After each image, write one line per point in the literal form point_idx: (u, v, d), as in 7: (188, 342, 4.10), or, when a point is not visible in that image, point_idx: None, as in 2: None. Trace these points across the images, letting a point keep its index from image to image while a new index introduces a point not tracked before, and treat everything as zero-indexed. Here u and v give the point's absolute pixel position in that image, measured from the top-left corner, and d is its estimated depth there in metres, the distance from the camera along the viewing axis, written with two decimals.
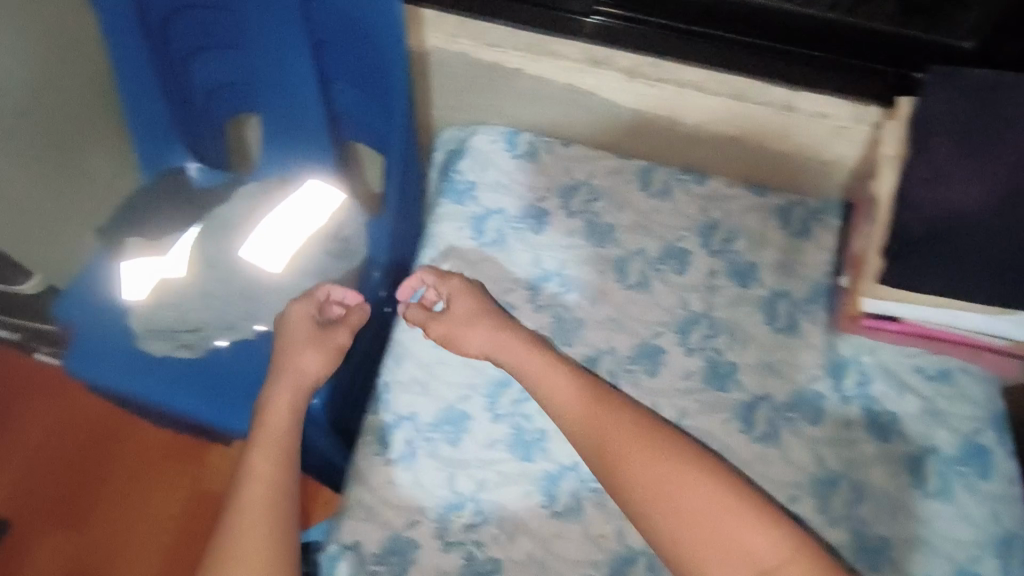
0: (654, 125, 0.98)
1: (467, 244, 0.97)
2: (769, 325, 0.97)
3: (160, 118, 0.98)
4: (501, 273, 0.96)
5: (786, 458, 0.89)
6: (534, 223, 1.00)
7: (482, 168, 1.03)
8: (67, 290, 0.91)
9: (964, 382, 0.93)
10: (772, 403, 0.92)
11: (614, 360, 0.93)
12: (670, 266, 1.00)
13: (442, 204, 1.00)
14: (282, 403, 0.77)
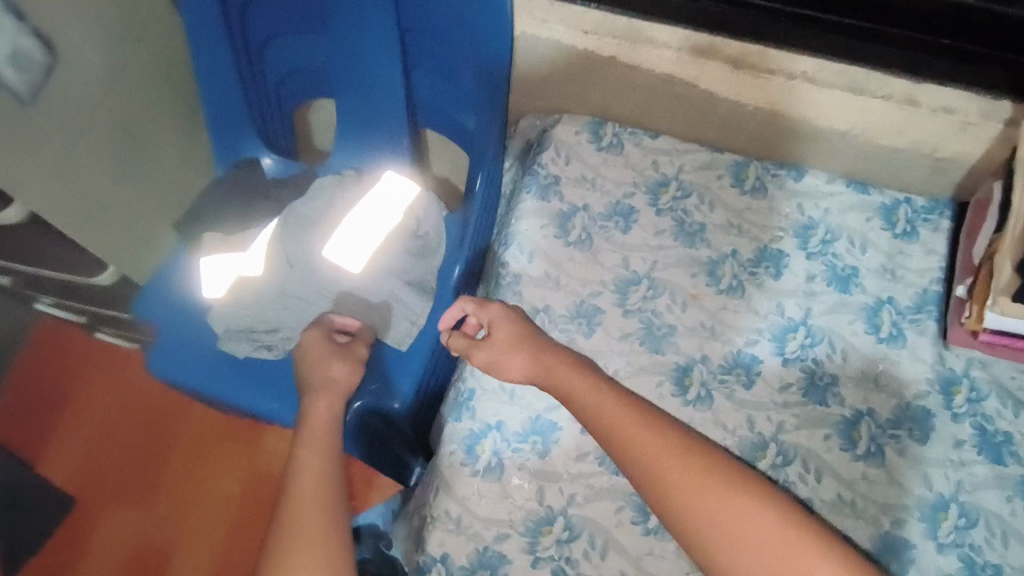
0: (754, 119, 0.91)
1: (551, 243, 0.93)
2: (872, 334, 0.91)
3: (238, 108, 0.95)
4: (587, 275, 0.92)
5: (890, 477, 0.84)
6: (621, 222, 0.95)
7: (565, 160, 0.97)
8: (144, 289, 0.96)
9: None
10: (875, 420, 0.87)
11: (707, 370, 0.88)
12: (765, 269, 0.94)
13: (524, 199, 0.96)
14: (319, 407, 0.74)
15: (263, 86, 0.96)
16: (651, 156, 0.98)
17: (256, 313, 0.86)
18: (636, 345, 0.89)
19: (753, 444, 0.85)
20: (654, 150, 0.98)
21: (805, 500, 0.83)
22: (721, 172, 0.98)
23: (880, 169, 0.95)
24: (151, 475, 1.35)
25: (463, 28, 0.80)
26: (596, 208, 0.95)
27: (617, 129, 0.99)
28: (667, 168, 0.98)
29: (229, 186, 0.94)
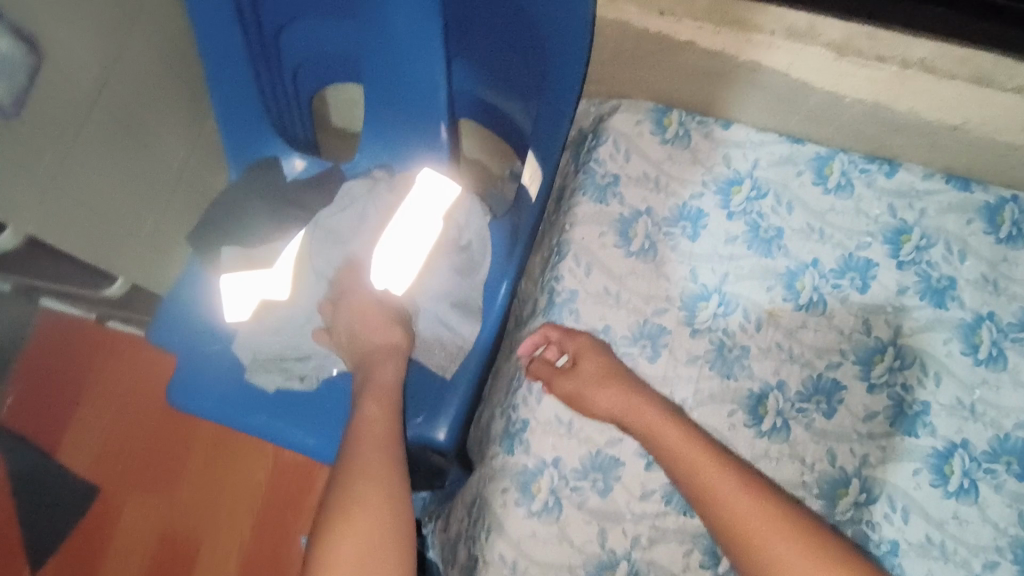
0: (851, 112, 0.82)
1: (611, 251, 0.84)
2: (969, 355, 0.80)
3: (257, 105, 0.86)
4: (649, 288, 0.83)
5: (984, 516, 0.75)
6: (689, 226, 0.85)
7: (625, 157, 0.88)
8: (162, 311, 0.85)
9: None
10: (970, 453, 0.77)
11: (784, 398, 0.79)
12: (849, 280, 0.83)
13: (580, 202, 0.86)
14: (388, 369, 0.74)
15: (278, 76, 0.88)
16: (725, 150, 0.88)
17: (286, 332, 0.81)
18: (704, 368, 0.80)
19: (834, 480, 0.76)
20: (725, 143, 0.88)
21: (890, 541, 0.74)
22: (805, 170, 0.87)
23: (987, 165, 0.84)
24: (174, 465, 1.31)
25: (523, 20, 0.71)
26: (660, 211, 0.86)
27: (683, 117, 0.89)
28: (740, 163, 0.87)
29: (249, 191, 0.86)
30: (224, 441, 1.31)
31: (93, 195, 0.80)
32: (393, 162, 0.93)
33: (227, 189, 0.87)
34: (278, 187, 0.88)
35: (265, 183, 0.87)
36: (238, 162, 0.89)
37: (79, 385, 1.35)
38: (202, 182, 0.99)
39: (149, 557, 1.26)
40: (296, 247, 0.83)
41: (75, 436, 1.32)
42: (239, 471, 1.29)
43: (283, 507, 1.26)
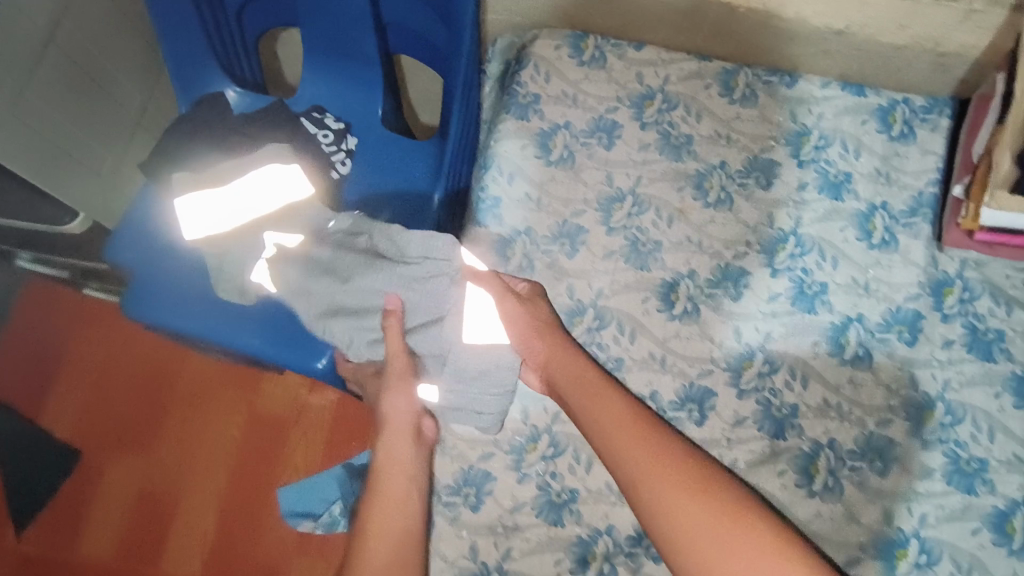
0: (747, 23, 0.90)
1: (532, 162, 0.91)
2: (863, 241, 0.87)
3: (198, 42, 0.94)
4: (567, 194, 0.90)
5: (877, 379, 0.81)
6: (603, 135, 0.92)
7: (546, 78, 0.95)
8: (119, 229, 0.93)
9: None
10: (864, 325, 0.83)
11: (694, 285, 0.86)
12: (754, 179, 0.90)
13: (504, 119, 0.93)
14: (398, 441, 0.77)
15: (222, 17, 0.95)
16: (638, 68, 0.95)
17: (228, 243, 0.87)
18: (620, 262, 0.87)
19: (739, 354, 0.83)
20: (638, 64, 0.95)
21: (789, 405, 0.80)
22: (713, 83, 0.94)
23: (877, 69, 0.92)
24: (150, 422, 1.29)
25: None
26: (578, 124, 0.93)
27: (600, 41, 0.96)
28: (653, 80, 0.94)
29: (194, 130, 0.93)
30: (199, 396, 1.30)
31: (50, 131, 0.88)
32: (327, 104, 1.01)
33: (177, 121, 0.94)
34: (226, 117, 0.95)
35: (212, 113, 0.94)
36: (187, 97, 0.97)
37: (54, 351, 1.31)
38: (157, 125, 1.07)
39: (126, 514, 1.24)
40: (247, 167, 0.88)
41: (55, 398, 1.31)
42: (217, 426, 1.28)
43: (257, 458, 1.26)
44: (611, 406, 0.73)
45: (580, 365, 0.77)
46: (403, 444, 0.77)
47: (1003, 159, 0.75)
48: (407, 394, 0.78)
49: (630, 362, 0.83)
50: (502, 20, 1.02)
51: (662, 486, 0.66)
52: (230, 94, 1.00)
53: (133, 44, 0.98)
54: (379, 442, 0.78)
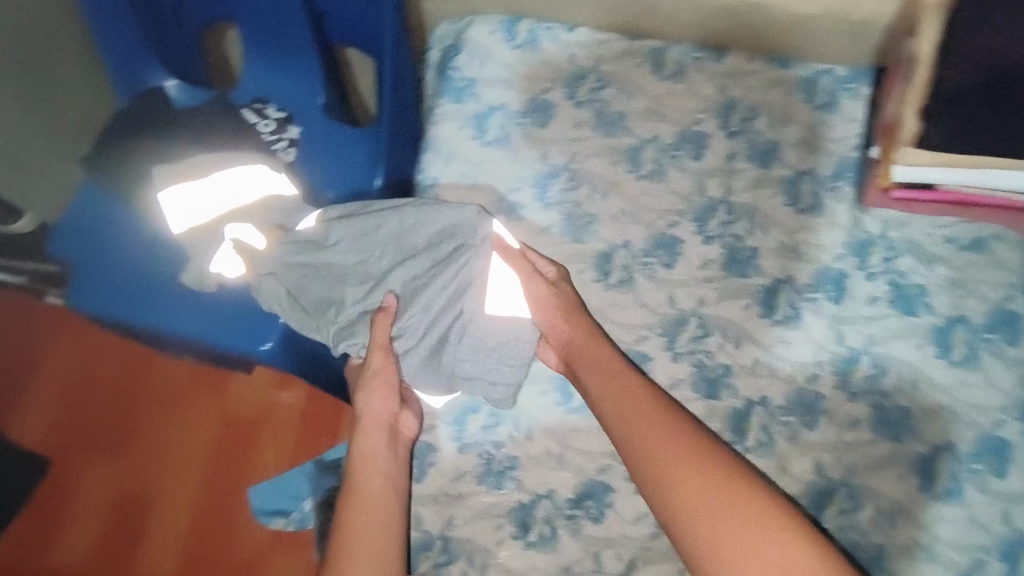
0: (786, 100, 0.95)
1: (468, 143, 0.94)
2: (943, 357, 0.83)
3: (132, 37, 0.96)
4: (503, 170, 0.93)
5: (973, 518, 0.76)
6: (599, 193, 0.92)
7: (481, 61, 0.98)
8: (83, 257, 0.96)
9: None
10: (956, 455, 0.78)
11: (766, 414, 0.83)
12: (826, 293, 0.87)
13: (441, 104, 0.97)
14: (373, 422, 0.76)
15: (173, 25, 0.98)
16: (653, 153, 0.93)
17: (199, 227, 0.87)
18: (688, 393, 0.84)
19: (820, 489, 0.79)
20: (654, 125, 0.95)
21: (877, 550, 0.76)
22: (783, 186, 0.92)
23: (818, 42, 0.95)
24: None
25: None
26: (549, 130, 0.94)
27: (628, 107, 0.95)
28: (705, 180, 0.92)
29: (179, 140, 0.96)
30: None
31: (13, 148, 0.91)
32: (271, 94, 1.02)
33: (117, 117, 0.98)
34: (166, 110, 0.98)
35: (153, 107, 0.98)
36: (127, 93, 1.00)
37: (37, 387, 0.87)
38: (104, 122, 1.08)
39: None
40: (225, 164, 0.90)
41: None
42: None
43: None
44: (654, 425, 0.70)
45: (626, 387, 0.74)
46: (381, 443, 0.76)
47: (910, 121, 0.76)
48: (386, 389, 0.77)
49: None
50: (518, 52, 0.98)
51: (684, 506, 0.63)
52: (167, 86, 1.01)
53: (66, 48, 0.99)
54: (356, 444, 0.76)
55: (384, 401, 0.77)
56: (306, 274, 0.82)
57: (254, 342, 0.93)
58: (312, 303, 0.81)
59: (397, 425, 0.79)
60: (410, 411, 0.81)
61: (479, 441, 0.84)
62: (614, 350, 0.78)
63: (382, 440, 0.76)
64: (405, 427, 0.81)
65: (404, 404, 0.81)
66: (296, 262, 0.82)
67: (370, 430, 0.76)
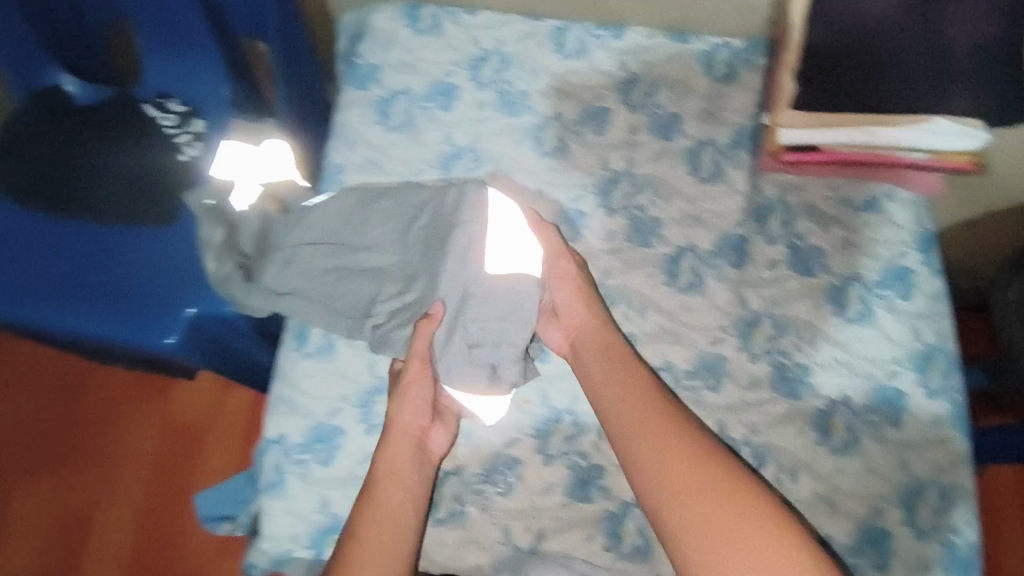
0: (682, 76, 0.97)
1: (372, 128, 0.95)
2: (839, 316, 0.85)
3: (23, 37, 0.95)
4: (409, 155, 0.93)
5: (870, 467, 0.78)
6: (501, 170, 0.92)
7: (384, 48, 0.99)
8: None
9: (923, 281, 0.86)
10: (851, 407, 0.81)
11: (673, 378, 0.84)
12: (726, 259, 0.89)
13: (347, 91, 0.97)
14: (405, 433, 0.76)
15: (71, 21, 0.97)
16: (555, 131, 0.95)
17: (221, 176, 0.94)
18: None
19: None
20: (557, 103, 0.96)
21: None
22: (685, 154, 0.93)
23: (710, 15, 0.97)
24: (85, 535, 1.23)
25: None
26: (453, 114, 0.95)
27: (531, 85, 0.97)
28: (604, 152, 0.93)
29: (68, 134, 0.96)
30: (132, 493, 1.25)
31: None
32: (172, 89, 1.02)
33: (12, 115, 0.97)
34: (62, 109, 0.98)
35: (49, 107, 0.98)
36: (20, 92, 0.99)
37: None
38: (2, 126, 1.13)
39: None
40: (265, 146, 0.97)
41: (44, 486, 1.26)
42: (123, 443, 1.28)
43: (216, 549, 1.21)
44: (661, 428, 0.70)
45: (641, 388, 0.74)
46: (405, 456, 0.75)
47: (787, 84, 0.79)
48: (419, 403, 0.77)
49: (613, 470, 0.80)
50: (421, 39, 0.99)
51: (686, 508, 0.65)
52: (65, 85, 1.01)
53: None
54: (382, 458, 0.74)
55: (416, 416, 0.77)
56: (330, 270, 0.86)
57: (128, 289, 0.89)
58: (328, 290, 0.85)
59: (425, 441, 0.77)
60: (443, 428, 0.79)
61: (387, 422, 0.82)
62: (624, 345, 0.79)
63: (407, 457, 0.75)
64: (434, 442, 0.78)
65: (436, 417, 0.79)
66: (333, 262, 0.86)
67: (406, 446, 0.75)
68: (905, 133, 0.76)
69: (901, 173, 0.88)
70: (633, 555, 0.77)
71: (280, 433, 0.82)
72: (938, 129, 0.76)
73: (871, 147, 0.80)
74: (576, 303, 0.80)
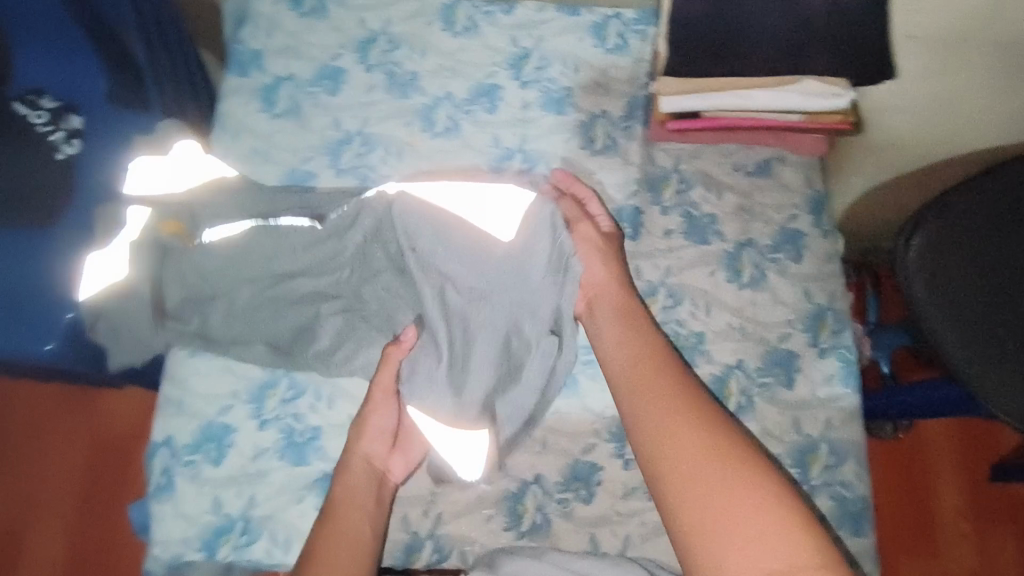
0: (569, 47, 1.03)
1: (256, 116, 1.00)
2: (734, 281, 0.92)
3: None
4: (301, 141, 0.98)
5: (762, 426, 0.85)
6: (392, 153, 0.97)
7: (267, 32, 1.05)
8: None
9: (813, 246, 0.94)
10: (745, 370, 0.87)
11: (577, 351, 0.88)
12: (624, 232, 0.93)
13: (228, 79, 1.02)
14: (356, 470, 0.81)
15: None
16: (447, 111, 1.00)
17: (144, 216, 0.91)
18: None
19: None
20: (445, 82, 1.01)
21: None
22: (571, 130, 0.99)
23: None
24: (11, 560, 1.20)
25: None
26: (342, 97, 1.01)
27: (419, 66, 1.02)
28: (497, 133, 0.98)
29: None
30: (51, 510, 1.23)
31: None
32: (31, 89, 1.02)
33: None
34: None
35: None
36: None
37: None
38: None
39: None
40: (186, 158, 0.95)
41: None
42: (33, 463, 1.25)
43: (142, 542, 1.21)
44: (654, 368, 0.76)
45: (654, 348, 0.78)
46: (365, 483, 0.80)
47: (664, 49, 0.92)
48: (377, 431, 0.83)
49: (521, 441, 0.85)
50: (303, 22, 1.05)
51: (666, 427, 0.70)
52: None
53: None
54: (340, 489, 0.79)
55: (379, 445, 0.83)
56: (263, 297, 0.90)
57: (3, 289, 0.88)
58: (273, 319, 0.91)
59: (383, 472, 0.82)
60: (398, 458, 0.84)
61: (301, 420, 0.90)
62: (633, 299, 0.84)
63: (359, 487, 0.79)
64: (389, 473, 0.83)
65: (396, 445, 0.85)
66: (273, 293, 0.90)
67: (364, 474, 0.80)
68: (775, 96, 0.91)
69: (784, 136, 0.98)
70: (532, 533, 0.84)
71: (167, 435, 0.89)
72: (802, 91, 0.91)
73: (749, 109, 0.93)
74: (597, 265, 0.85)
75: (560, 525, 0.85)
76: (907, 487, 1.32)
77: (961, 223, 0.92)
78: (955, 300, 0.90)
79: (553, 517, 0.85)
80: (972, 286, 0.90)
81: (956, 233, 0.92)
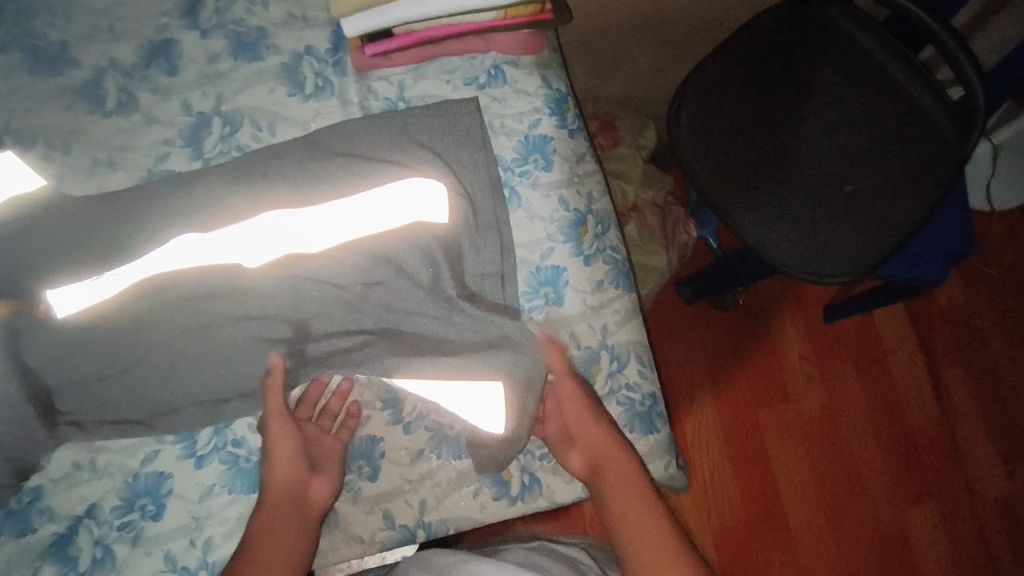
0: None
1: (86, 121, 0.76)
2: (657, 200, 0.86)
3: None
4: (141, 140, 0.77)
5: None
6: (262, 127, 0.78)
7: (65, 19, 0.78)
8: None
9: (742, 125, 0.90)
10: None
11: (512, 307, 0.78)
12: (535, 162, 0.81)
13: (30, 83, 0.76)
14: (324, 488, 0.70)
15: None
16: (309, 66, 0.80)
17: (79, 268, 0.72)
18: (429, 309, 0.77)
19: (587, 361, 0.78)
20: (301, 34, 0.80)
21: (648, 395, 0.80)
22: (463, 65, 0.82)
23: None
24: None
25: None
26: (182, 78, 0.78)
27: (266, 19, 0.81)
28: (376, 79, 0.80)
29: None
30: None
31: None
32: None
33: None
34: None
35: None
36: None
37: None
38: None
39: None
40: None
41: None
42: None
43: None
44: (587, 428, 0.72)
45: (605, 440, 0.71)
46: (288, 509, 0.68)
47: None
48: (291, 454, 0.69)
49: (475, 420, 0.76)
50: None
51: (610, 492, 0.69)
52: None
53: None
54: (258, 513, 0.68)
55: (291, 470, 0.69)
56: (145, 365, 0.71)
57: None
58: (114, 385, 0.71)
59: (309, 491, 0.69)
60: (328, 477, 0.71)
61: (216, 445, 0.72)
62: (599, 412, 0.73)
63: (290, 524, 0.67)
64: (320, 495, 0.70)
65: (319, 468, 0.71)
66: (143, 337, 0.71)
67: (284, 495, 0.68)
68: None
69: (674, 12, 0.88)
70: (524, 493, 0.76)
71: (89, 503, 0.69)
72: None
73: None
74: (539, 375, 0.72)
75: (549, 475, 0.77)
76: (855, 351, 1.33)
77: (768, 66, 0.90)
78: (809, 132, 0.89)
79: (542, 473, 0.77)
80: (814, 118, 0.89)
81: (768, 75, 0.90)
